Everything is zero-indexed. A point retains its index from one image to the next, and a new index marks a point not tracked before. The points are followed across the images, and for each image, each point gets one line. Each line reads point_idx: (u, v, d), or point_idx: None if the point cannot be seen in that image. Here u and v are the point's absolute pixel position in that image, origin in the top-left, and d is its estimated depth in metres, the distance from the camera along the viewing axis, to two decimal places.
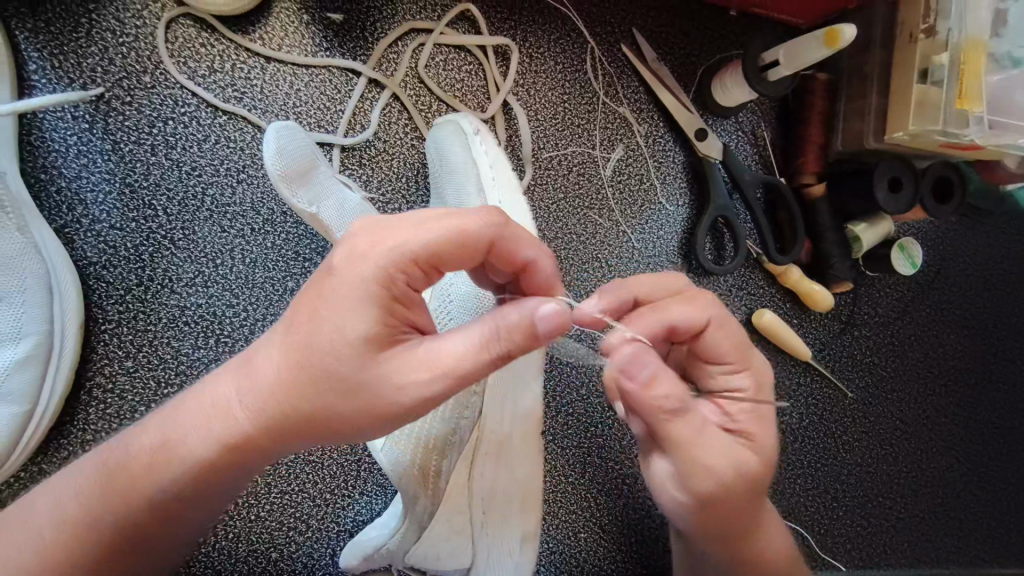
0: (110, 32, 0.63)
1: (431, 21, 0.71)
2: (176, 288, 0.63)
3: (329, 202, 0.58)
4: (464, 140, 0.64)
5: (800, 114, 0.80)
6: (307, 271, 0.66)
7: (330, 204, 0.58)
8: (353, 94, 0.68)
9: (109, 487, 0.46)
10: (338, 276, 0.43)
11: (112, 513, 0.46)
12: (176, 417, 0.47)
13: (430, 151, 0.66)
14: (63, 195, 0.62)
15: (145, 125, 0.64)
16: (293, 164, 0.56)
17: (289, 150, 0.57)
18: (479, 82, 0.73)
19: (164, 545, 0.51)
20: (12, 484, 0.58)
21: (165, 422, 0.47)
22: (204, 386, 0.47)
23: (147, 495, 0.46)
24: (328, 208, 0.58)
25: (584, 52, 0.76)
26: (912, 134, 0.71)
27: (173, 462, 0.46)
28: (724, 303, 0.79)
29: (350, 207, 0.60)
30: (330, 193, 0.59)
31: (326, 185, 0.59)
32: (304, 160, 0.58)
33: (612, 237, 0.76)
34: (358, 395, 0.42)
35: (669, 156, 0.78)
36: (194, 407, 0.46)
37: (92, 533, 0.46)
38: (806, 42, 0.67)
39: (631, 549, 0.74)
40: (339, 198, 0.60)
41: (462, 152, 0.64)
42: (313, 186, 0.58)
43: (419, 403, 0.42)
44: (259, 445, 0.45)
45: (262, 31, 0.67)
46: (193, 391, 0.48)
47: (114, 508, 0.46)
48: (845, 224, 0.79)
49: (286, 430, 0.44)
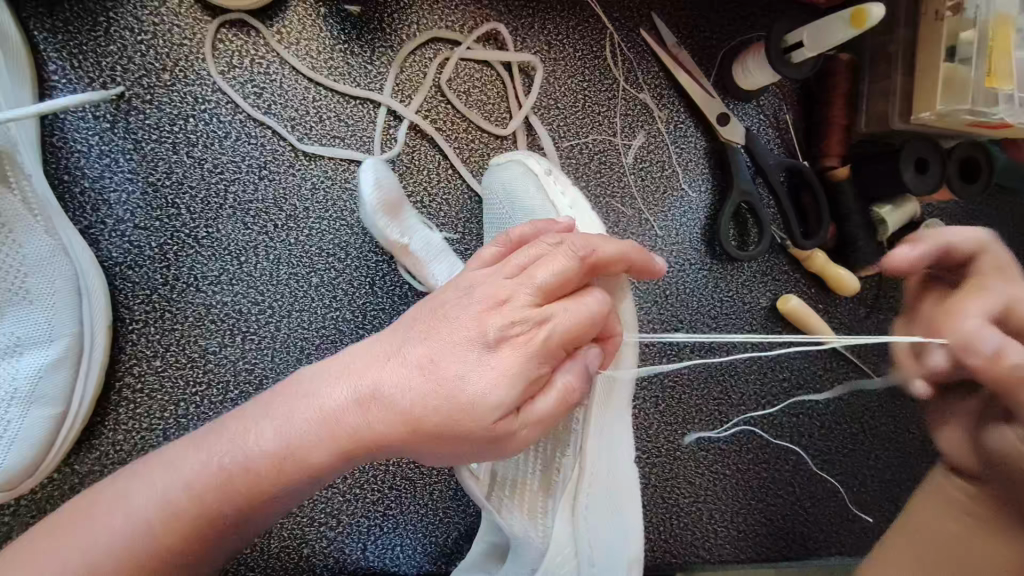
0: (128, 30, 0.62)
1: (459, 34, 0.70)
2: (201, 286, 0.63)
3: (417, 237, 0.62)
4: (536, 181, 0.63)
5: (822, 96, 0.78)
6: (331, 268, 0.66)
7: (417, 237, 0.62)
8: (380, 111, 0.68)
9: (228, 482, 0.43)
10: (486, 344, 0.43)
11: (233, 505, 0.43)
12: (298, 417, 0.43)
13: (496, 186, 0.65)
14: (87, 196, 0.62)
15: (166, 123, 0.63)
16: (386, 198, 0.62)
17: (387, 186, 0.62)
18: (502, 94, 0.72)
19: (245, 535, 0.48)
20: (47, 485, 0.58)
21: (282, 406, 0.44)
22: (333, 379, 0.44)
23: (247, 479, 0.43)
24: (415, 241, 0.62)
25: (604, 37, 0.75)
26: (938, 114, 0.71)
27: (298, 463, 0.43)
28: (747, 290, 0.79)
29: (436, 245, 0.63)
30: (418, 230, 0.62)
31: (419, 223, 0.63)
32: (397, 199, 0.63)
33: (636, 226, 0.76)
34: (482, 439, 0.42)
35: (690, 142, 0.77)
36: (316, 407, 0.43)
37: (194, 520, 0.43)
38: (831, 23, 0.66)
39: (658, 536, 0.75)
40: (430, 234, 0.62)
41: (535, 194, 0.62)
42: (404, 221, 0.62)
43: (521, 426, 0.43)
44: (372, 449, 0.43)
45: (280, 26, 0.66)
46: (322, 372, 0.45)
47: (210, 502, 0.43)
48: (871, 206, 0.78)
49: (419, 445, 0.43)
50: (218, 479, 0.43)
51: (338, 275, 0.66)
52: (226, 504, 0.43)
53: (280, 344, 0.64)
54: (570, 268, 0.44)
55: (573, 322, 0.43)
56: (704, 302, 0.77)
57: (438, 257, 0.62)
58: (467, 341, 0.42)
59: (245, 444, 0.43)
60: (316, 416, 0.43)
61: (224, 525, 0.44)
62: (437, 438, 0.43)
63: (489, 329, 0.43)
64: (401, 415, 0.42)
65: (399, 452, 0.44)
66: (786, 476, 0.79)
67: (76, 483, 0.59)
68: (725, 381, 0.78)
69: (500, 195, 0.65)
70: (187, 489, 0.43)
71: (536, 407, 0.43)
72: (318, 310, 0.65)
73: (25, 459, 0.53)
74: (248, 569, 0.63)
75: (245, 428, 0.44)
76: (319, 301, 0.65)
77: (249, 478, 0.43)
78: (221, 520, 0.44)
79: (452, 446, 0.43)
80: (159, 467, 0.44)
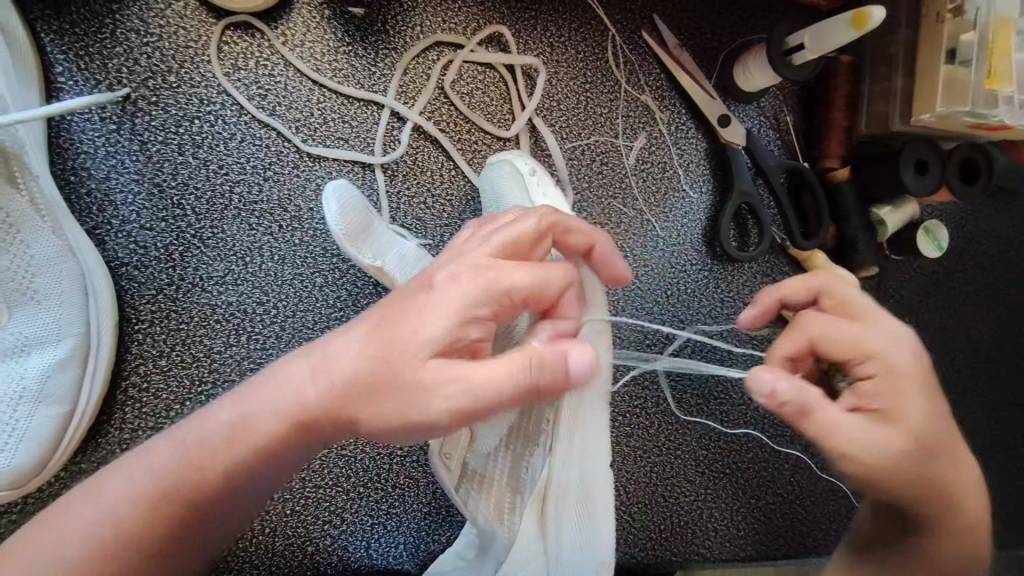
0: (134, 32, 0.63)
1: (462, 37, 0.71)
2: (207, 286, 0.64)
3: (391, 256, 0.59)
4: (519, 181, 0.63)
5: (823, 98, 0.79)
6: (335, 268, 0.67)
7: (392, 256, 0.59)
8: (383, 114, 0.68)
9: (188, 463, 0.41)
10: (429, 286, 0.41)
11: (191, 488, 0.41)
12: (253, 394, 0.42)
13: (487, 188, 0.67)
14: (93, 197, 0.62)
15: (171, 125, 0.64)
16: (352, 224, 0.58)
17: (351, 210, 0.59)
18: (504, 96, 0.72)
19: (215, 536, 0.44)
20: (53, 484, 0.59)
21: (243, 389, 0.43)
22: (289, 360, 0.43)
23: (206, 459, 0.41)
24: (390, 261, 0.59)
25: (605, 39, 0.75)
26: (939, 116, 0.71)
27: (250, 437, 0.41)
28: (748, 290, 0.79)
29: (411, 257, 0.60)
30: (389, 246, 0.60)
31: (387, 239, 0.60)
32: (363, 220, 0.59)
33: (637, 227, 0.76)
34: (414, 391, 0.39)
35: (691, 143, 0.78)
36: (271, 384, 0.42)
37: (160, 507, 0.40)
38: (831, 25, 0.66)
39: (659, 535, 0.75)
40: (400, 248, 0.60)
41: (518, 194, 0.63)
42: (373, 242, 0.59)
43: (457, 386, 0.38)
44: (323, 419, 0.41)
45: (285, 28, 0.66)
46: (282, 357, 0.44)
47: (172, 486, 0.41)
48: (870, 207, 0.78)
49: (366, 406, 0.40)
50: (179, 460, 0.41)
51: (342, 276, 0.67)
52: (189, 492, 0.41)
53: (285, 344, 0.65)
54: (528, 226, 0.44)
55: (527, 278, 0.41)
56: (705, 302, 0.78)
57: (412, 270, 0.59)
58: (429, 292, 0.40)
59: (204, 424, 0.42)
60: (274, 389, 0.41)
61: (185, 515, 0.41)
62: (387, 398, 0.39)
63: (431, 277, 0.42)
64: (347, 371, 0.40)
65: (358, 426, 0.41)
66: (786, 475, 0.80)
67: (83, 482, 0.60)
68: (726, 381, 0.79)
69: (492, 198, 0.66)
70: (151, 474, 0.41)
71: (497, 377, 0.38)
72: (323, 309, 0.66)
73: (33, 458, 0.53)
74: (252, 567, 0.64)
75: (208, 413, 0.43)
76: (323, 302, 0.66)
77: (212, 457, 0.41)
78: (180, 509, 0.41)
79: (399, 400, 0.39)
80: (130, 457, 0.43)
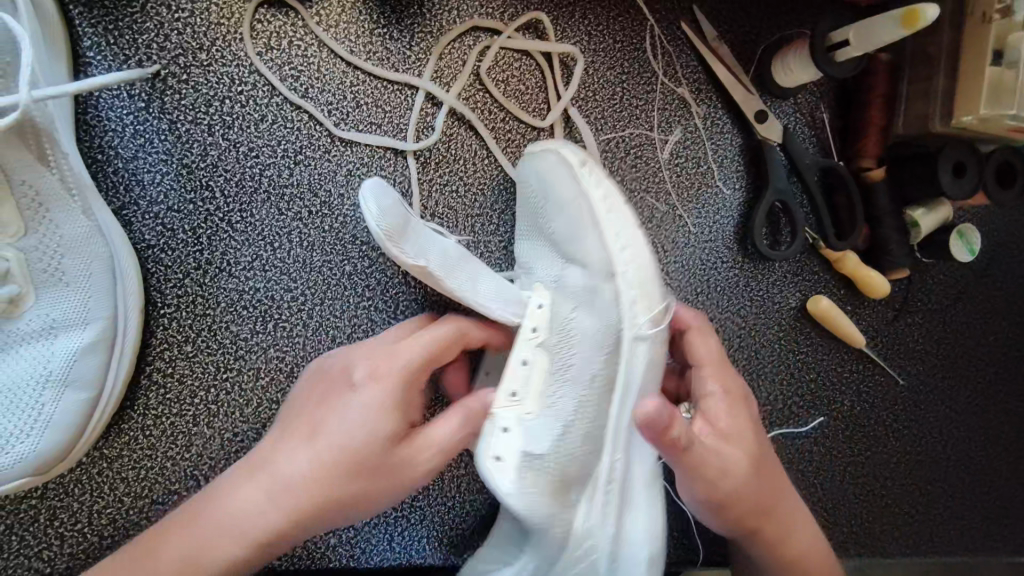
0: (165, 6, 0.61)
1: (499, 22, 0.69)
2: (235, 271, 0.62)
3: (434, 251, 0.57)
4: (570, 172, 0.63)
5: (861, 96, 0.77)
6: (364, 256, 0.65)
7: (434, 252, 0.57)
8: (417, 100, 0.66)
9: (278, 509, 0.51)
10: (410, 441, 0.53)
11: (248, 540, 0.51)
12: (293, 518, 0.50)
13: (532, 182, 0.64)
14: (120, 176, 0.60)
15: (201, 104, 0.62)
16: (392, 219, 0.55)
17: (387, 204, 0.55)
18: (540, 85, 0.71)
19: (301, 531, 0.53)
20: (74, 468, 0.58)
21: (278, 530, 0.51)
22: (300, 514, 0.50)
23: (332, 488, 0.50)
24: (433, 256, 0.56)
25: (644, 29, 0.73)
26: (982, 118, 0.70)
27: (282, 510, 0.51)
28: (778, 289, 0.78)
29: (452, 254, 0.58)
30: (429, 241, 0.57)
31: (426, 236, 0.57)
32: (403, 215, 0.56)
33: (669, 222, 0.75)
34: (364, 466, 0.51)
35: (726, 138, 0.76)
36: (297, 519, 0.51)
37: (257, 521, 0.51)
38: (881, 22, 0.64)
39: (682, 534, 0.75)
40: (440, 244, 0.58)
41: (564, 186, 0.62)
42: (414, 236, 0.56)
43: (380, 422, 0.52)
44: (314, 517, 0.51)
45: (319, 7, 0.64)
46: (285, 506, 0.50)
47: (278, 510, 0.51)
48: (905, 209, 0.77)
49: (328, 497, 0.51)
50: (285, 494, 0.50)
51: (371, 264, 0.65)
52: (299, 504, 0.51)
53: (311, 333, 0.64)
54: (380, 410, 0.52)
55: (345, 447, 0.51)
56: (734, 302, 0.77)
57: (455, 268, 0.57)
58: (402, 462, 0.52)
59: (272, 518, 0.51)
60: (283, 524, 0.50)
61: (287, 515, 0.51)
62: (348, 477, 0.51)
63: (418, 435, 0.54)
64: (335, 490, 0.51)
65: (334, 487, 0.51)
66: (808, 476, 0.79)
67: (105, 467, 0.59)
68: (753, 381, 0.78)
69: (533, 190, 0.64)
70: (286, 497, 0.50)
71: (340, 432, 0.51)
72: (351, 298, 0.65)
73: (60, 442, 0.52)
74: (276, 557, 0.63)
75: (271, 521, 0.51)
76: (351, 291, 0.65)
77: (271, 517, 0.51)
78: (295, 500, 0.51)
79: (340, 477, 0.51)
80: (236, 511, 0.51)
